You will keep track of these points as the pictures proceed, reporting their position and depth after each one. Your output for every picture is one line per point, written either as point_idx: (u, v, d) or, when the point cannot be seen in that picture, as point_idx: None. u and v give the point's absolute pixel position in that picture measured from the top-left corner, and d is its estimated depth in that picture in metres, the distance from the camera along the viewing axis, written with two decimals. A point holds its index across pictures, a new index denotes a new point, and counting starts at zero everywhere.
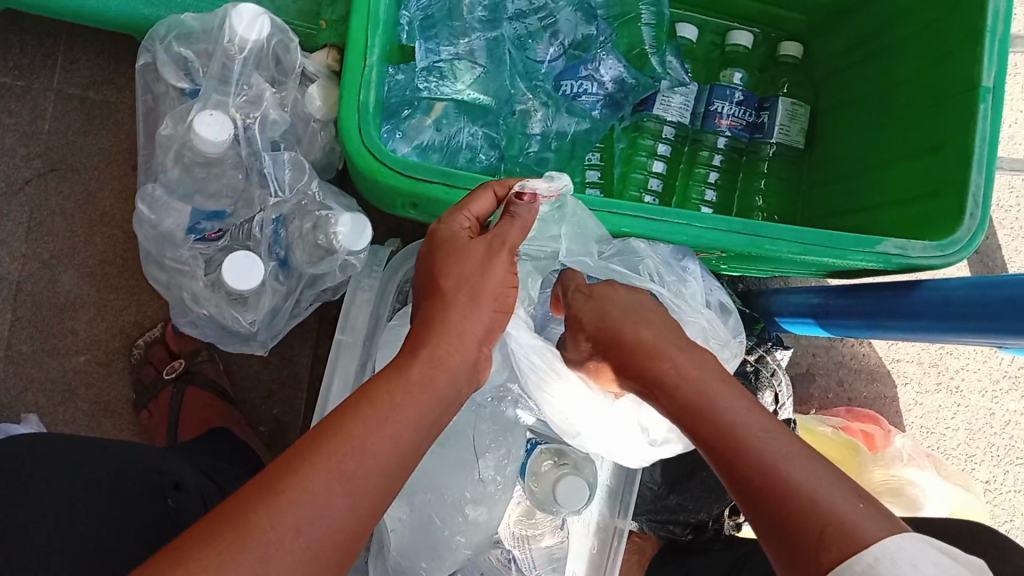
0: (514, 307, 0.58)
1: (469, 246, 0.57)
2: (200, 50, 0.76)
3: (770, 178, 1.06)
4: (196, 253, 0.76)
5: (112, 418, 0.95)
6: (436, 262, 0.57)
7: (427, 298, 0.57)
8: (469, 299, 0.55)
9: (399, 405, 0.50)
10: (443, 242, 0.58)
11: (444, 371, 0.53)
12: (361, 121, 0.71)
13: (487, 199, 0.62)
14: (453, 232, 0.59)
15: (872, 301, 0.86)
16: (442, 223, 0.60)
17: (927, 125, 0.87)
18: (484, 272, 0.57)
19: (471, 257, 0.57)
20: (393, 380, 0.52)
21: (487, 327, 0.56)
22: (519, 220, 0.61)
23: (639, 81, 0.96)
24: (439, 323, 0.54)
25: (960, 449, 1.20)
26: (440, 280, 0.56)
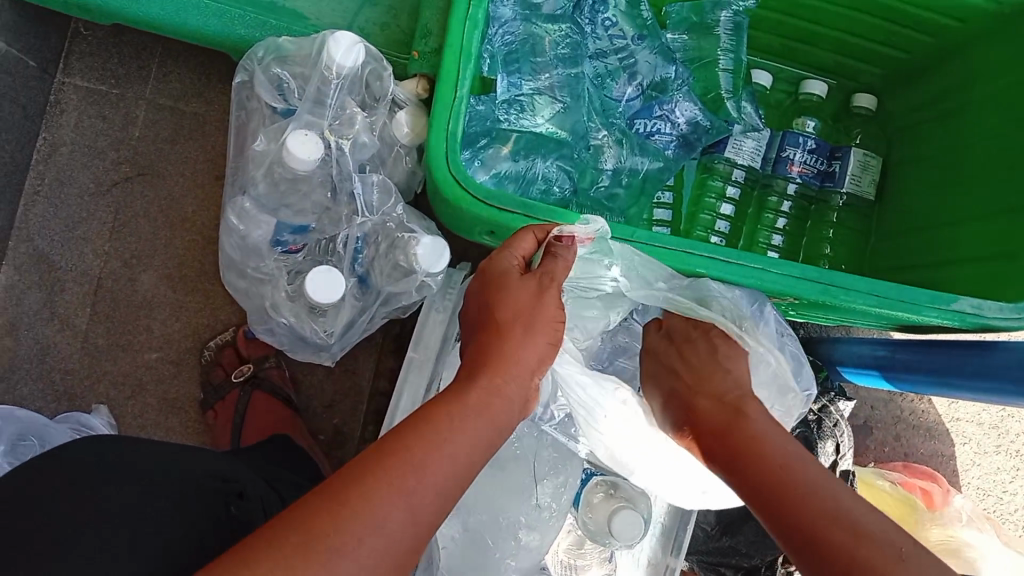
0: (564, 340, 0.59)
1: (520, 284, 0.59)
2: (296, 72, 0.79)
3: (839, 227, 1.06)
4: (280, 265, 0.79)
5: (179, 414, 0.98)
6: (490, 295, 0.59)
7: (484, 330, 0.57)
8: (523, 330, 0.57)
9: (459, 428, 0.50)
10: (493, 276, 0.60)
11: (500, 397, 0.54)
12: (449, 150, 0.73)
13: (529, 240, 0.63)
14: (506, 267, 0.60)
15: (942, 357, 0.86)
16: (493, 260, 0.61)
17: (1005, 185, 0.88)
18: (537, 308, 0.58)
19: (522, 291, 0.58)
20: (460, 404, 0.52)
21: (539, 358, 0.57)
22: (564, 258, 0.61)
23: (713, 124, 0.98)
24: (497, 353, 0.55)
25: (1018, 515, 1.19)
26: (498, 313, 0.57)
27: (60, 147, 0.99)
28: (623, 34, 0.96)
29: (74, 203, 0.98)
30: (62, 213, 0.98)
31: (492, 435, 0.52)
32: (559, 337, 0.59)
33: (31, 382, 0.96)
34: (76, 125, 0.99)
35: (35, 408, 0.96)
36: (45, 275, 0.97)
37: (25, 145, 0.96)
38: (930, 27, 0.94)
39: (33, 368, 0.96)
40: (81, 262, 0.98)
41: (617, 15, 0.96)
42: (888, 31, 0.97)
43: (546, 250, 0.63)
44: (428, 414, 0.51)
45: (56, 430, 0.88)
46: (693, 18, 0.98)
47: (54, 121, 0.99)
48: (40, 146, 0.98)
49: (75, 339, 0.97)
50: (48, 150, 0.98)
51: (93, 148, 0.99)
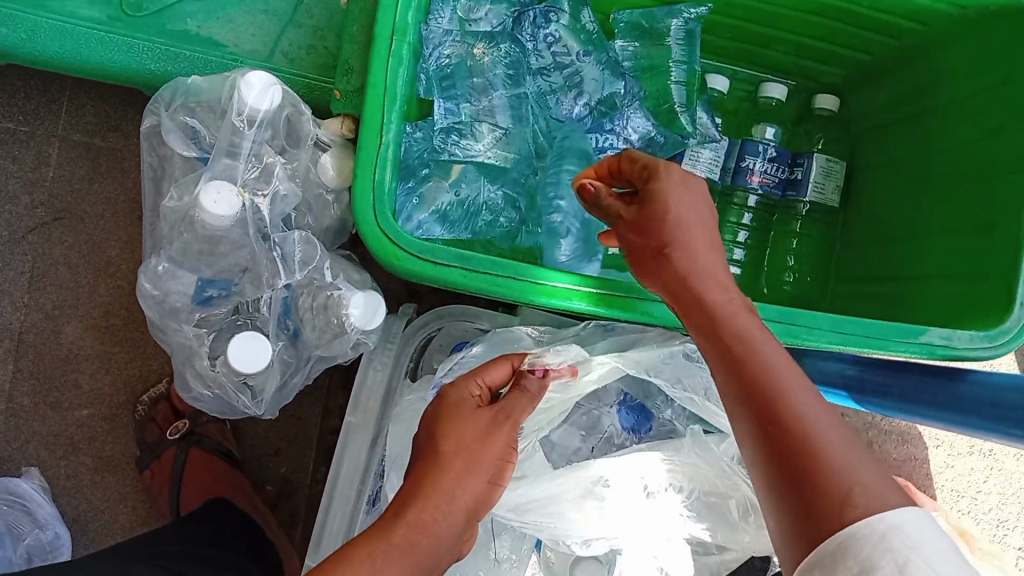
0: (507, 480, 0.57)
1: (474, 413, 0.57)
2: (205, 116, 0.72)
3: (804, 238, 1.02)
4: (200, 331, 0.73)
5: (116, 473, 0.92)
6: (436, 422, 0.56)
7: (423, 458, 0.55)
8: (464, 464, 0.54)
9: (380, 571, 0.47)
10: (447, 406, 0.57)
11: (428, 536, 0.50)
12: (377, 204, 0.67)
13: (502, 369, 0.62)
14: (462, 398, 0.58)
15: (913, 384, 0.81)
16: (453, 386, 0.59)
17: (974, 201, 0.83)
18: (485, 444, 0.55)
19: (472, 425, 0.56)
20: (384, 544, 0.49)
21: (476, 496, 0.54)
22: (527, 395, 0.60)
23: (667, 139, 0.91)
24: (428, 487, 0.52)
25: (993, 515, 1.17)
26: (441, 440, 0.55)
27: None
28: (567, 50, 0.88)
29: None
30: None
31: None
32: (506, 475, 0.57)
33: None
34: None
35: None
36: None
37: None
38: (892, 30, 0.89)
39: None
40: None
41: (561, 28, 0.87)
42: (846, 34, 0.91)
43: (514, 381, 0.61)
44: (346, 555, 0.48)
45: None
46: (645, 25, 0.92)
47: None
48: None
49: None
50: None
51: (4, 192, 0.92)
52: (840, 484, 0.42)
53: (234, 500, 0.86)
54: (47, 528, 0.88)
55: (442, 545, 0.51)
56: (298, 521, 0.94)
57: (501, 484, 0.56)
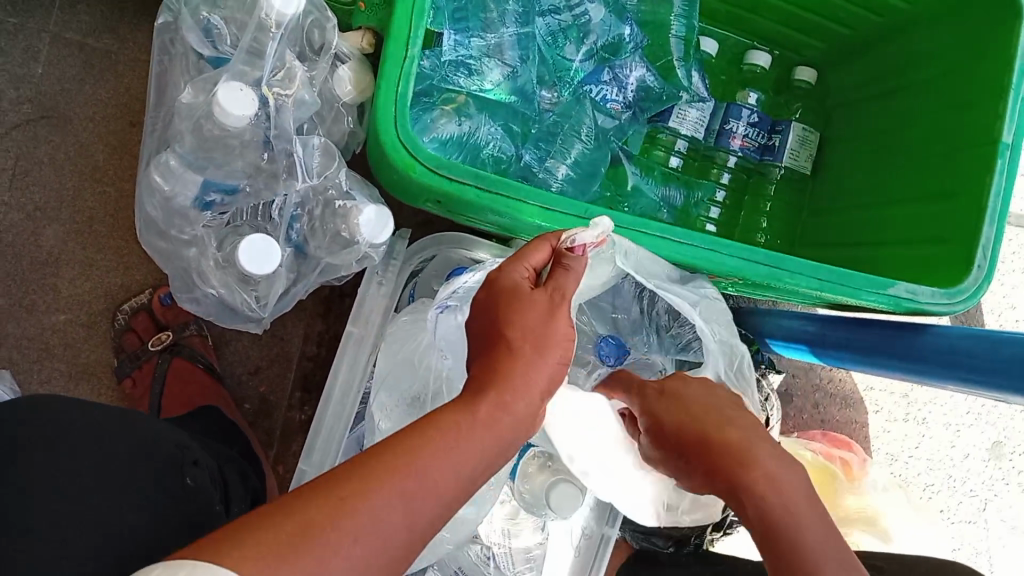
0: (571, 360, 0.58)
1: (531, 296, 0.58)
2: (229, 18, 0.71)
3: (778, 201, 1.08)
4: (210, 229, 0.73)
5: (91, 381, 0.91)
6: (498, 309, 0.57)
7: (493, 345, 0.56)
8: (534, 347, 0.55)
9: (465, 440, 0.51)
10: (508, 290, 0.57)
11: (507, 415, 0.53)
12: (397, 115, 0.69)
13: (545, 249, 0.63)
14: (515, 280, 0.59)
15: (873, 337, 0.87)
16: (504, 271, 0.60)
17: (942, 171, 0.90)
18: (548, 324, 0.56)
19: (534, 309, 0.57)
20: (467, 416, 0.52)
21: (548, 379, 0.56)
22: (575, 272, 0.61)
23: (663, 91, 0.97)
24: (505, 371, 0.54)
25: (922, 478, 1.20)
26: (507, 330, 0.56)
27: None
28: None
29: None
30: None
31: (498, 449, 0.53)
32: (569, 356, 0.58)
33: None
34: None
35: None
36: None
37: None
38: (879, 8, 0.95)
39: None
40: None
41: None
42: (834, 8, 0.98)
43: (558, 262, 0.62)
44: (435, 420, 0.51)
45: None
46: None
47: None
48: None
49: None
50: None
51: None
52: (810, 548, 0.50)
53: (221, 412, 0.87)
54: None
55: (517, 423, 0.54)
56: (273, 441, 0.95)
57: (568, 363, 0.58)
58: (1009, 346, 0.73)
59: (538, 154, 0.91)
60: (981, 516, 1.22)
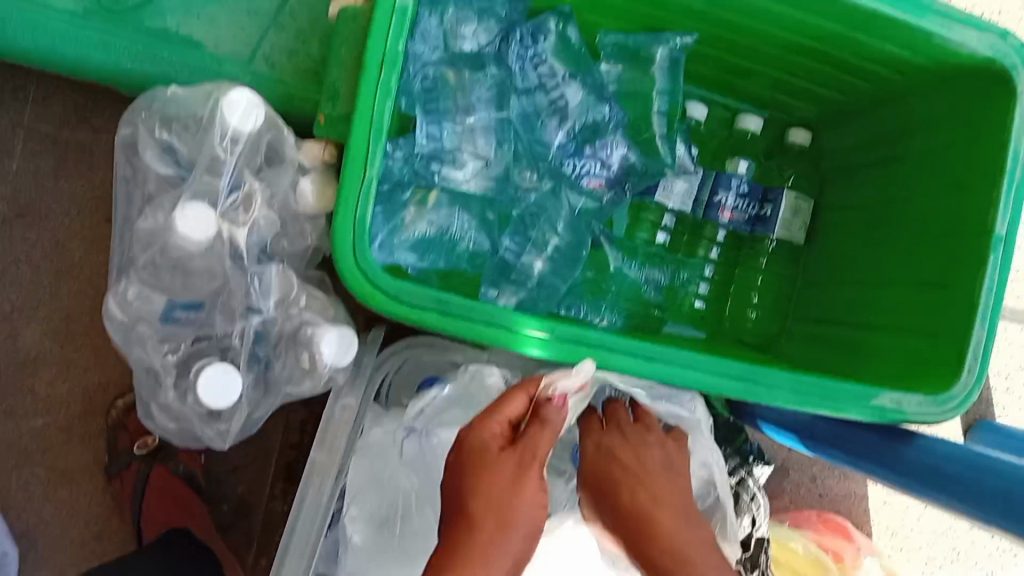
0: (539, 531, 0.64)
1: (498, 463, 0.65)
2: (187, 137, 0.70)
3: (768, 274, 1.04)
4: (168, 362, 0.71)
5: (71, 487, 0.91)
6: (469, 477, 0.64)
7: (459, 515, 0.63)
8: (495, 521, 0.62)
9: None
10: (473, 455, 0.65)
11: None
12: (356, 240, 0.67)
13: (519, 402, 0.69)
14: (487, 444, 0.66)
15: (860, 441, 0.83)
16: (475, 433, 0.67)
17: (935, 254, 0.86)
18: (515, 494, 0.63)
19: (496, 476, 0.64)
20: None
21: (517, 553, 0.62)
22: (549, 428, 0.68)
23: (648, 168, 0.94)
24: (471, 545, 0.60)
25: (922, 552, 1.19)
26: (472, 503, 0.62)
27: None
28: (553, 73, 0.89)
29: None
30: None
31: None
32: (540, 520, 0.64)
33: None
34: None
35: None
36: None
37: None
38: (868, 75, 0.92)
39: None
40: None
41: (550, 51, 0.88)
42: (826, 75, 0.94)
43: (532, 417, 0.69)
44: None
45: None
46: (629, 51, 0.92)
47: None
48: None
49: None
50: None
51: None
52: None
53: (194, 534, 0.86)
54: None
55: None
56: (254, 538, 0.94)
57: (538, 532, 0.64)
58: (999, 478, 0.70)
59: (518, 242, 0.89)
60: None
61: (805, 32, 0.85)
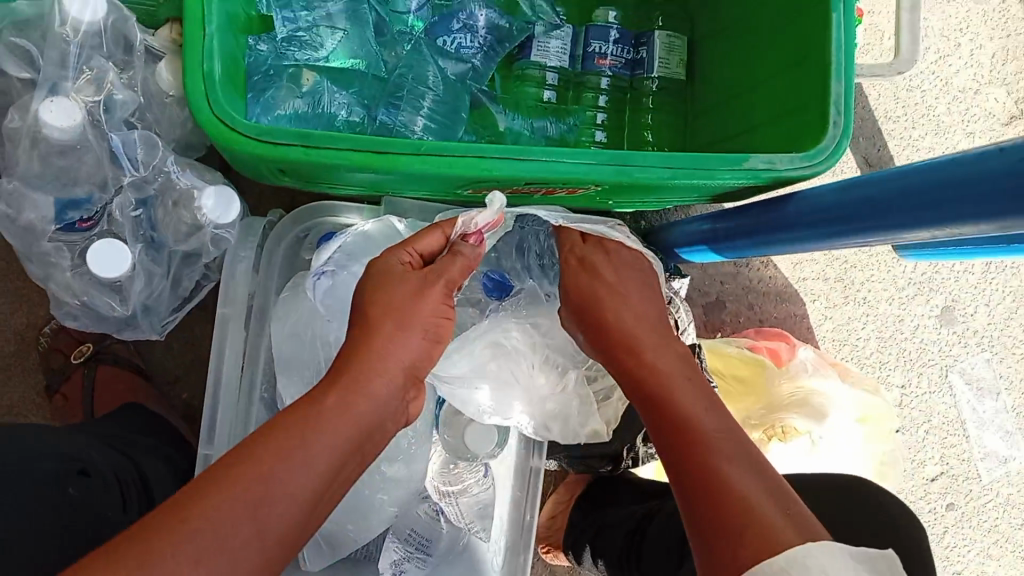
0: (444, 333, 0.67)
1: (399, 277, 0.66)
2: (34, 36, 0.72)
3: (658, 113, 1.06)
4: (57, 243, 0.75)
5: (18, 418, 0.94)
6: (365, 293, 0.66)
7: (355, 330, 0.65)
8: (393, 325, 0.64)
9: (314, 433, 0.57)
10: (376, 275, 0.66)
11: (366, 396, 0.61)
12: (208, 90, 0.70)
13: (434, 237, 0.71)
14: (390, 265, 0.67)
15: (755, 219, 0.86)
16: (384, 257, 0.68)
17: (790, 39, 0.89)
18: (414, 302, 0.65)
19: (399, 290, 0.65)
20: (322, 406, 0.59)
21: (413, 355, 0.65)
22: (461, 256, 0.70)
23: (513, 27, 0.99)
24: (367, 352, 0.63)
25: (873, 358, 1.19)
26: (370, 312, 0.64)
27: None
28: None
29: None
30: None
31: (361, 427, 0.60)
32: (439, 330, 0.67)
33: None
34: None
35: None
36: None
37: None
38: None
39: None
40: None
41: None
42: None
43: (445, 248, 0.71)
44: (281, 424, 0.57)
45: None
46: None
47: None
48: None
49: None
50: None
51: None
52: (717, 458, 0.59)
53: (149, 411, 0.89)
54: None
55: (372, 403, 0.61)
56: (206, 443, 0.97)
57: (437, 339, 0.66)
58: (860, 191, 0.72)
59: (391, 110, 0.90)
60: (944, 382, 1.23)
61: None
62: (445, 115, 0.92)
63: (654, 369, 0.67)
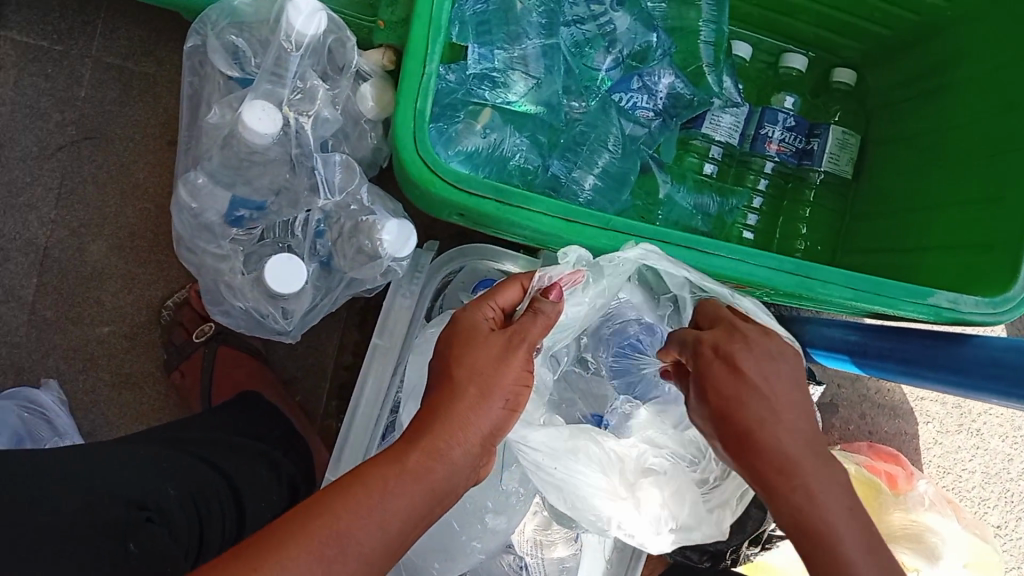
0: (523, 405, 0.57)
1: (486, 341, 0.56)
2: (254, 39, 0.73)
3: (816, 208, 1.04)
4: (236, 245, 0.75)
5: (134, 389, 0.94)
6: (454, 349, 0.56)
7: (439, 387, 0.55)
8: (478, 391, 0.54)
9: (388, 496, 0.49)
10: (459, 332, 0.56)
11: (442, 463, 0.52)
12: (417, 130, 0.69)
13: (512, 290, 0.61)
14: (474, 321, 0.57)
15: (914, 348, 0.84)
16: (468, 311, 0.59)
17: (987, 173, 0.86)
18: (500, 368, 0.55)
19: (485, 351, 0.55)
20: (396, 471, 0.50)
21: (493, 425, 0.55)
22: (543, 316, 0.58)
23: (695, 98, 0.95)
24: (447, 414, 0.53)
25: (974, 492, 1.18)
26: (454, 370, 0.55)
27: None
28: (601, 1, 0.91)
29: (16, 167, 0.93)
30: (4, 178, 0.93)
31: (431, 501, 0.51)
32: (522, 400, 0.56)
33: None
34: (16, 85, 0.93)
35: None
36: None
37: None
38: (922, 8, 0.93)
39: None
40: (27, 231, 0.93)
41: None
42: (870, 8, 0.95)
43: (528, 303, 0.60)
44: (362, 477, 0.50)
45: None
46: None
47: None
48: None
49: (22, 311, 0.93)
50: None
51: (36, 109, 0.94)
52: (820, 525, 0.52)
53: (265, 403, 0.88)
54: (66, 436, 0.89)
55: (457, 469, 0.53)
56: None
57: (518, 409, 0.56)
58: None
59: (565, 164, 0.91)
60: None
61: None
62: (616, 175, 0.92)
63: (760, 445, 0.55)
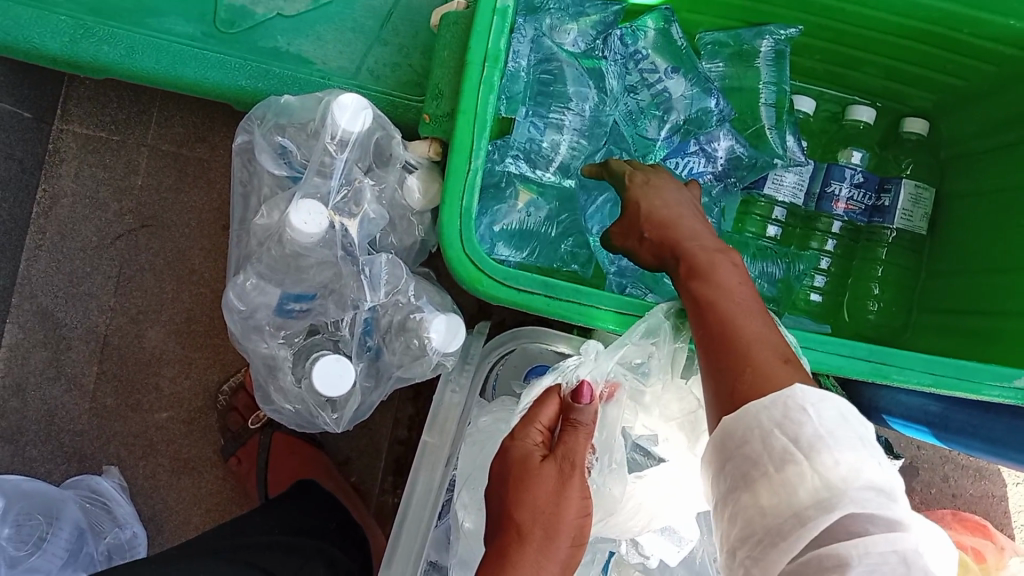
0: (586, 537, 0.56)
1: (541, 472, 0.56)
2: (298, 138, 0.73)
3: (889, 267, 0.98)
4: (284, 345, 0.75)
5: (192, 474, 0.95)
6: (510, 491, 0.56)
7: (505, 527, 0.55)
8: (544, 529, 0.54)
9: None
10: (515, 468, 0.57)
11: None
12: (463, 227, 0.64)
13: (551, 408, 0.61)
14: (524, 454, 0.58)
15: (1002, 428, 0.80)
16: (515, 444, 0.59)
17: None
18: (561, 499, 0.55)
19: (543, 485, 0.55)
20: None
21: (564, 559, 0.54)
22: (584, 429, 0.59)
23: (755, 163, 0.89)
24: (514, 554, 0.52)
25: None
26: (517, 510, 0.54)
27: (60, 199, 0.94)
28: (655, 67, 0.86)
29: (76, 257, 0.94)
30: (64, 268, 0.94)
31: None
32: (585, 534, 0.56)
33: (39, 444, 0.94)
34: (75, 175, 0.94)
35: (46, 471, 0.94)
36: (49, 332, 0.94)
37: (25, 200, 0.92)
38: (988, 55, 0.86)
39: (40, 429, 0.94)
40: (87, 319, 0.95)
41: (650, 44, 0.86)
42: (940, 59, 0.90)
43: (566, 417, 0.60)
44: None
45: (64, 506, 0.87)
46: (733, 47, 0.90)
47: (53, 172, 0.94)
48: (40, 199, 0.94)
49: (82, 398, 0.94)
50: (48, 202, 0.94)
51: (95, 198, 0.95)
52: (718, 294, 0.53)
53: (321, 491, 0.88)
54: (126, 527, 0.91)
55: None
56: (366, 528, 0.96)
57: (583, 542, 0.55)
58: None
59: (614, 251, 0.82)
60: None
61: (914, 8, 0.82)
62: None
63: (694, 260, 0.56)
